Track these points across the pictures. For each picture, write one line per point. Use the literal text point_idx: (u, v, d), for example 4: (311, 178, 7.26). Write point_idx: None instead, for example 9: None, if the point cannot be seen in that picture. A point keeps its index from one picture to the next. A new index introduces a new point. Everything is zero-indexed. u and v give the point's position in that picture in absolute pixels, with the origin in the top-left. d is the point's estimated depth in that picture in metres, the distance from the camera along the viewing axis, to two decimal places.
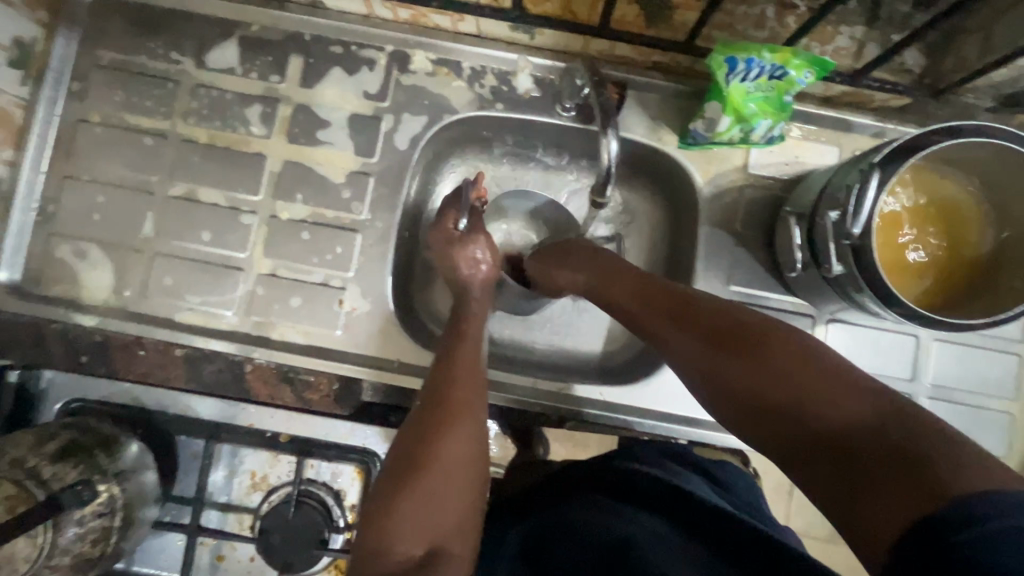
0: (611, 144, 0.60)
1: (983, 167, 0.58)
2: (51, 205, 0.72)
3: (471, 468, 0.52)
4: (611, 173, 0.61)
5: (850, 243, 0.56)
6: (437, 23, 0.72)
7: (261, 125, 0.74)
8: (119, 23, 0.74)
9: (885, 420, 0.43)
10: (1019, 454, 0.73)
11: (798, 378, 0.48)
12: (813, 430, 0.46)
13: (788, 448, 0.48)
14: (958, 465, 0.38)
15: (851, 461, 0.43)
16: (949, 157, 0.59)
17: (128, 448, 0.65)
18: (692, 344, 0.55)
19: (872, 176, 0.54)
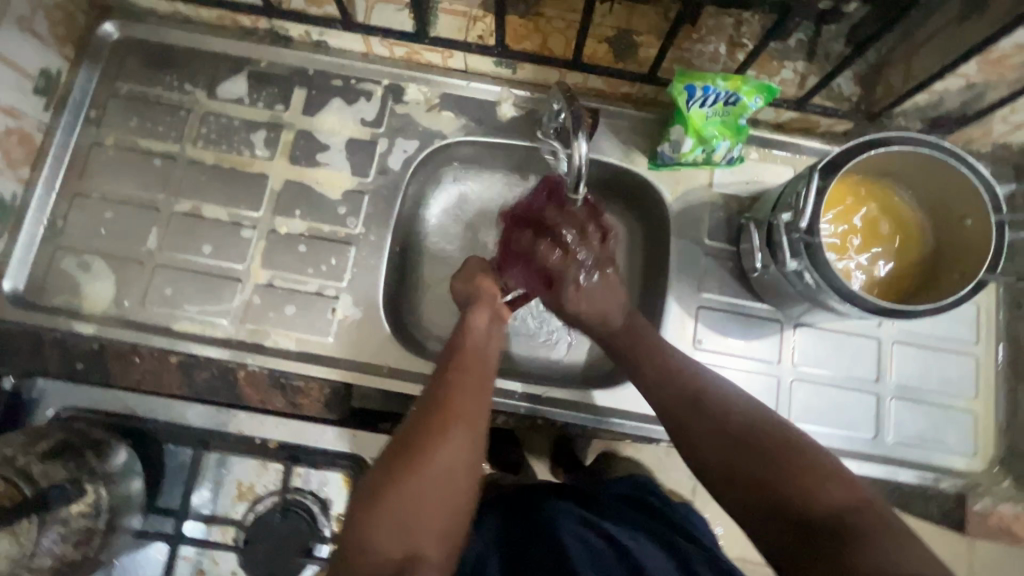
0: (582, 147, 0.64)
1: (912, 176, 0.65)
2: (60, 221, 0.76)
3: (453, 490, 0.53)
4: (583, 172, 0.65)
5: (800, 237, 0.61)
6: (429, 59, 0.81)
7: (265, 148, 0.80)
8: (139, 60, 0.81)
9: (846, 506, 0.49)
10: (985, 451, 0.76)
11: (777, 455, 0.53)
12: (778, 500, 0.51)
13: (752, 508, 0.52)
14: (886, 554, 0.45)
15: (807, 540, 0.49)
16: (880, 170, 0.66)
17: (117, 453, 0.66)
18: (685, 408, 0.59)
19: (814, 179, 0.59)
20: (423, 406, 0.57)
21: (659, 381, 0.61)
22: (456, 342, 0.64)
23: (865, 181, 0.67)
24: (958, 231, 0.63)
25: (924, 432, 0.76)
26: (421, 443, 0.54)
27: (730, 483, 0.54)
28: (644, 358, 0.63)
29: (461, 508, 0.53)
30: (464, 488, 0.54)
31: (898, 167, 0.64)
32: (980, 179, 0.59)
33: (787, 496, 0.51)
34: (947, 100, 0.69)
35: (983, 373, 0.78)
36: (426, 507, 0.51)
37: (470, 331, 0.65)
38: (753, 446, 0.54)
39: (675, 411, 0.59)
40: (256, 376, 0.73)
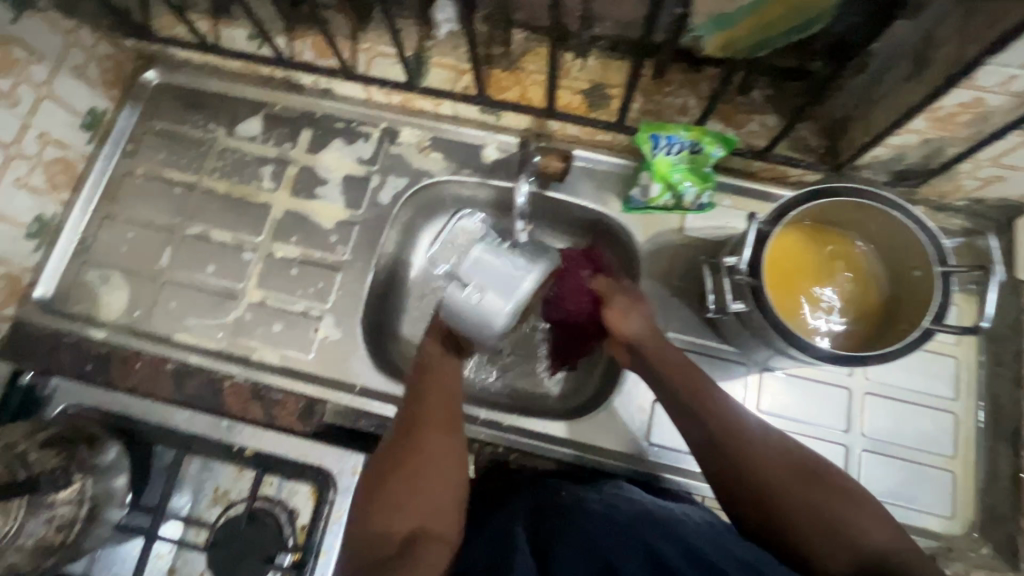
0: (522, 186, 0.75)
1: (861, 224, 0.67)
2: (89, 238, 0.87)
3: (447, 492, 0.63)
4: (525, 208, 0.77)
5: (741, 279, 0.63)
6: (422, 106, 0.89)
7: (271, 181, 0.89)
8: (172, 102, 0.93)
9: (889, 537, 0.56)
10: (964, 514, 0.72)
11: (828, 489, 0.58)
12: (837, 534, 0.56)
13: (812, 545, 0.56)
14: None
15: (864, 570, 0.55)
16: (829, 218, 0.68)
17: (108, 450, 0.71)
18: (746, 454, 0.60)
19: (753, 223, 0.61)
20: (405, 432, 0.66)
21: (724, 433, 0.61)
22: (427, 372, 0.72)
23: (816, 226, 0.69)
24: (910, 278, 0.65)
25: (897, 489, 0.73)
26: (405, 474, 0.63)
27: (793, 525, 0.57)
28: (707, 405, 0.63)
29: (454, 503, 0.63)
30: (456, 488, 0.64)
31: (849, 215, 0.66)
32: (922, 228, 0.60)
33: (842, 530, 0.56)
34: (907, 154, 0.70)
35: (964, 431, 0.75)
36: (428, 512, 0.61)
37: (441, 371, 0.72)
38: (812, 488, 0.58)
39: (734, 453, 0.60)
40: (240, 386, 0.80)
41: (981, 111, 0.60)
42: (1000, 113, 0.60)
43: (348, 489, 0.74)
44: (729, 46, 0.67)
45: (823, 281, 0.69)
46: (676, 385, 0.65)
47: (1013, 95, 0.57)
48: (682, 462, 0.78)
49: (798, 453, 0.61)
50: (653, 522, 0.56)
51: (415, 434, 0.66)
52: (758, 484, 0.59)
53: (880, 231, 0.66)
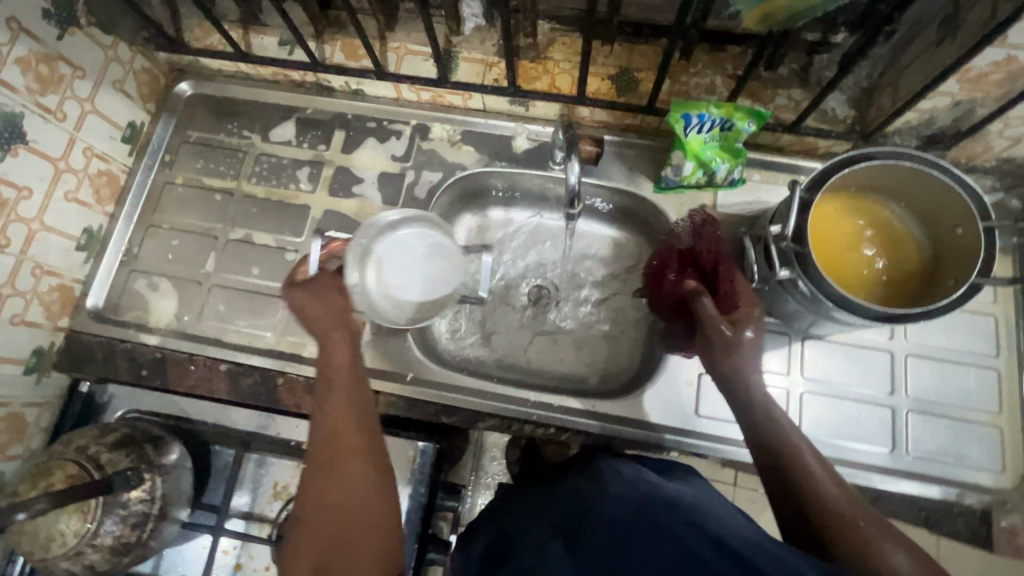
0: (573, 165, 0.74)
1: (896, 189, 0.69)
2: (135, 248, 0.89)
3: (376, 488, 0.61)
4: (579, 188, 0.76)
5: (788, 246, 0.65)
6: (451, 101, 0.91)
7: (308, 183, 0.91)
8: (206, 112, 0.95)
9: None
10: (1013, 469, 0.73)
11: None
12: None
13: None
14: None
15: None
16: (864, 185, 0.69)
17: (172, 450, 0.73)
18: (844, 523, 0.55)
19: (798, 190, 0.63)
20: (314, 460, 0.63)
21: (825, 504, 0.57)
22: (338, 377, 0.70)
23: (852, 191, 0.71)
24: (951, 237, 0.66)
25: (944, 448, 0.75)
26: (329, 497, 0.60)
27: None
28: (812, 474, 0.59)
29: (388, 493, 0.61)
30: (382, 483, 0.62)
31: (887, 180, 0.67)
32: (961, 189, 0.62)
33: None
34: (937, 118, 0.72)
35: (1007, 387, 0.76)
36: (366, 516, 0.59)
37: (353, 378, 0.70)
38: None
39: (834, 520, 0.55)
40: (294, 382, 0.81)
41: (1012, 69, 0.62)
42: None
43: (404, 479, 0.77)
44: (765, 19, 0.68)
45: (861, 245, 0.71)
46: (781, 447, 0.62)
47: None
48: (727, 434, 0.79)
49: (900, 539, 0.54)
50: (672, 513, 0.52)
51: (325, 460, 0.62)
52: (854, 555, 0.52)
53: (917, 194, 0.67)
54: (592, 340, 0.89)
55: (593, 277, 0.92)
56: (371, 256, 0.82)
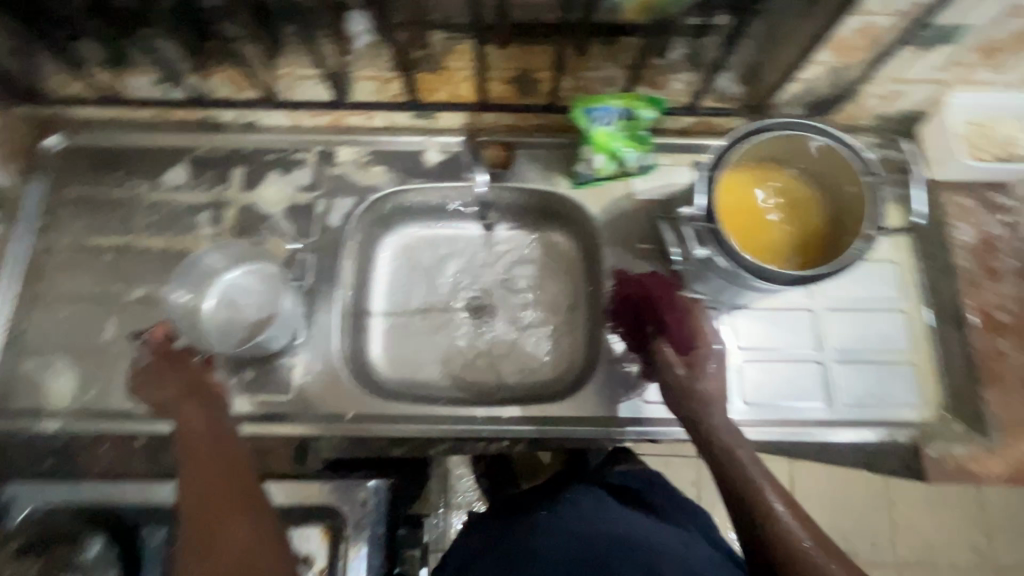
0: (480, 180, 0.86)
1: (792, 155, 0.72)
2: (19, 326, 0.80)
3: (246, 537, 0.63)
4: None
5: (705, 226, 0.67)
6: (354, 122, 0.88)
7: (211, 227, 0.85)
8: (84, 165, 0.87)
9: None
10: (932, 400, 0.79)
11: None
12: None
13: None
14: None
15: None
16: (764, 155, 0.72)
17: (90, 547, 0.68)
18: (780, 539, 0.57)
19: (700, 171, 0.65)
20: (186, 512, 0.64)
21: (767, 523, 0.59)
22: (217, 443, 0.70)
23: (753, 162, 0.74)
24: (845, 194, 0.70)
25: (870, 392, 0.79)
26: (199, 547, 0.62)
27: None
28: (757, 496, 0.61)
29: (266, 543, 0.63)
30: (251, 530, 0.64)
31: (783, 147, 0.71)
32: (849, 148, 0.66)
33: None
34: (815, 87, 0.77)
35: (915, 326, 0.82)
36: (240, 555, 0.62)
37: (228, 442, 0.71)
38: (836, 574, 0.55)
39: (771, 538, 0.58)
40: None
41: (874, 34, 0.67)
42: (889, 31, 0.66)
43: (363, 520, 0.72)
44: (648, 7, 0.70)
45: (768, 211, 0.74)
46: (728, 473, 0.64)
47: (897, 14, 0.63)
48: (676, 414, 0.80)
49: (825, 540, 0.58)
50: (625, 549, 0.66)
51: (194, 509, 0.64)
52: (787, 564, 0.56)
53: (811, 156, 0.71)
54: (534, 343, 0.89)
55: (527, 281, 0.92)
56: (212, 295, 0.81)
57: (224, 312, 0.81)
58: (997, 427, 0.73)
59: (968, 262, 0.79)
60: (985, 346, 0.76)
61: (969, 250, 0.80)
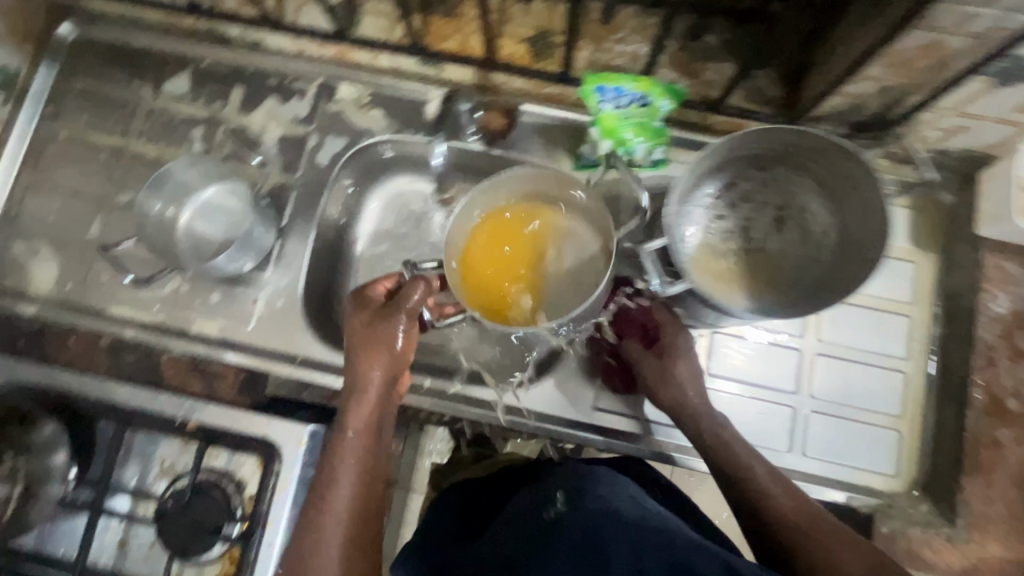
0: (436, 145, 0.81)
1: (834, 167, 0.63)
2: (16, 207, 0.83)
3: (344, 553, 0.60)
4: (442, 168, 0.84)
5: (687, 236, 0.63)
6: (359, 58, 0.82)
7: (202, 143, 0.83)
8: (93, 58, 0.86)
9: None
10: (907, 473, 0.72)
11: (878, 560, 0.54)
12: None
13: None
14: None
15: None
16: (792, 142, 0.63)
17: (45, 427, 0.73)
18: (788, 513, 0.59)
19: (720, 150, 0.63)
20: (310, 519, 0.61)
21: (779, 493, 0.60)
22: (349, 399, 0.67)
23: (793, 170, 0.67)
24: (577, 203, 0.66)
25: (841, 449, 0.73)
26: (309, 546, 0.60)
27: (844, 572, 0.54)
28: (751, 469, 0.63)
29: (361, 540, 0.62)
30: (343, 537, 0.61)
31: (820, 145, 0.61)
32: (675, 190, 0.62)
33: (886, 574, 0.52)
34: (866, 104, 0.66)
35: (913, 392, 0.74)
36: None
37: (334, 485, 0.63)
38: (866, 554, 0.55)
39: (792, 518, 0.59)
40: (179, 360, 0.79)
41: (939, 57, 0.56)
42: (961, 56, 0.55)
43: (295, 459, 0.75)
44: None
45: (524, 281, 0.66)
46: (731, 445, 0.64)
47: (971, 37, 0.53)
48: (628, 427, 0.76)
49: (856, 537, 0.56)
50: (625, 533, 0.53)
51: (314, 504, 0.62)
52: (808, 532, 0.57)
53: (858, 170, 0.60)
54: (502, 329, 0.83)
55: None
56: (184, 204, 0.79)
57: (201, 227, 0.80)
58: (963, 517, 0.67)
59: (991, 336, 0.70)
60: (980, 431, 0.68)
61: (998, 324, 0.70)
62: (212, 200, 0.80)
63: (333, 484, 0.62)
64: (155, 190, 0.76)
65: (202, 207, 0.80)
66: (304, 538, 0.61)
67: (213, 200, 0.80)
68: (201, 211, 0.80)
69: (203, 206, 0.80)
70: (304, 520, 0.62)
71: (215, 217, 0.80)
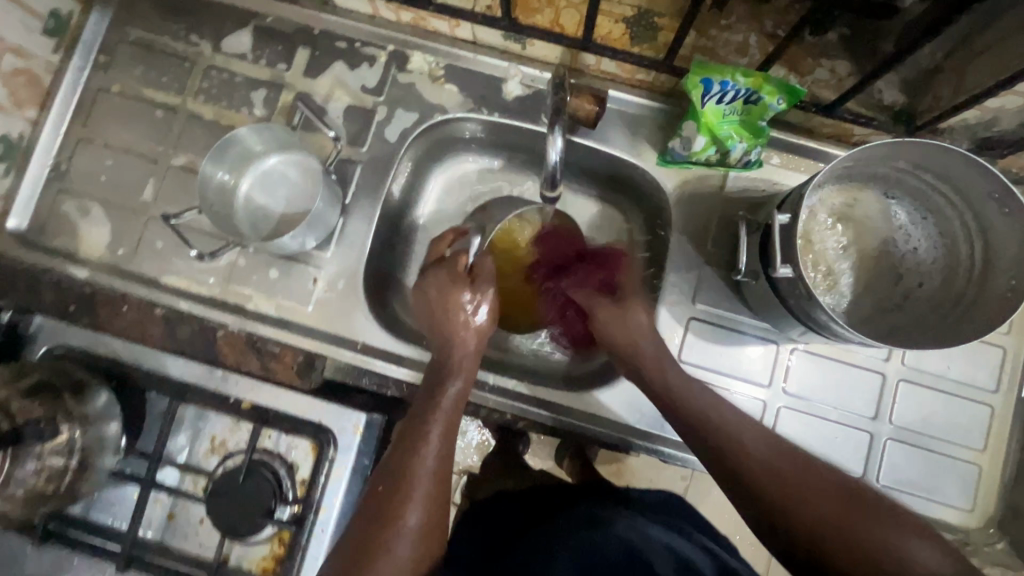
0: (556, 142, 0.61)
1: (977, 197, 0.61)
2: (65, 163, 0.78)
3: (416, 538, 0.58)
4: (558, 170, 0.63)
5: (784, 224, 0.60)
6: (437, 27, 0.77)
7: (263, 108, 0.78)
8: (149, 6, 0.80)
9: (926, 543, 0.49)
10: (982, 508, 0.70)
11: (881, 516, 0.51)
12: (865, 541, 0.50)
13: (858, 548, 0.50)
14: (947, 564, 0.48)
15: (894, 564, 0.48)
16: (943, 170, 0.61)
17: (97, 397, 0.68)
18: (768, 462, 0.57)
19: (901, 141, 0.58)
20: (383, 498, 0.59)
21: (766, 453, 0.57)
22: (432, 379, 0.69)
23: (913, 193, 0.67)
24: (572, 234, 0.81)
25: (918, 480, 0.71)
26: (380, 521, 0.58)
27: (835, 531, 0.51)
28: (733, 427, 0.60)
29: (432, 524, 0.60)
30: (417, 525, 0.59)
31: (978, 188, 0.60)
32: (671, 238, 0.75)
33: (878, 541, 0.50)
34: (1001, 119, 0.61)
35: (998, 427, 0.71)
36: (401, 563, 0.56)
37: (418, 454, 0.62)
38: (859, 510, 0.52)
39: (782, 472, 0.56)
40: (235, 338, 0.75)
41: None
42: None
43: (350, 446, 0.73)
44: None
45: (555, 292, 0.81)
46: (707, 409, 0.62)
47: None
48: None
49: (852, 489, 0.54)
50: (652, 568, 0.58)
51: (388, 485, 0.60)
52: (790, 480, 0.55)
53: (994, 218, 0.61)
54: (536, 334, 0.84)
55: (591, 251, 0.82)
56: (243, 172, 0.75)
57: (260, 197, 0.76)
58: None
59: None
60: None
61: None
62: (274, 170, 0.76)
63: (410, 475, 0.61)
64: (216, 157, 0.71)
65: (261, 176, 0.76)
66: (379, 519, 0.58)
67: (274, 170, 0.76)
68: (260, 180, 0.76)
69: (263, 175, 0.76)
70: (372, 504, 0.60)
71: (277, 187, 0.76)
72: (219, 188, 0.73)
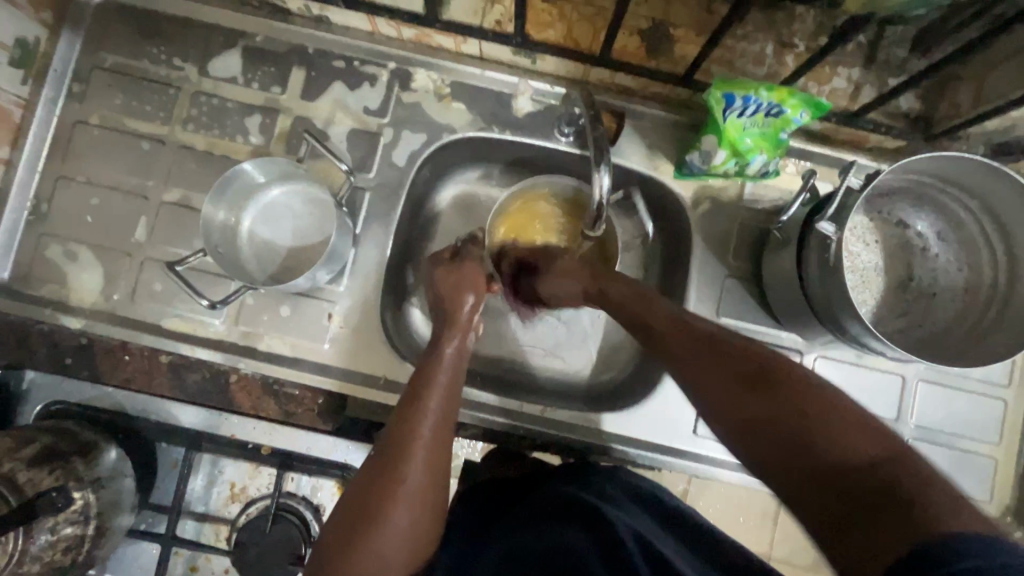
0: (602, 179, 0.63)
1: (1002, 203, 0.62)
2: (44, 204, 0.72)
3: (410, 511, 0.50)
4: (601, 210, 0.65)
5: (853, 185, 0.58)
6: (440, 43, 0.73)
7: (259, 135, 0.74)
8: (123, 28, 0.74)
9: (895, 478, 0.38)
10: (1000, 498, 0.73)
11: (861, 468, 0.39)
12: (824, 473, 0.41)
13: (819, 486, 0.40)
14: (926, 504, 0.36)
15: (872, 511, 0.37)
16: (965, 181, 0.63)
17: (106, 455, 0.65)
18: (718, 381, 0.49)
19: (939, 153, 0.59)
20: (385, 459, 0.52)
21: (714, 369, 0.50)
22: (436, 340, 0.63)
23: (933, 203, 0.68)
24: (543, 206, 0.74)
25: None
26: (379, 486, 0.50)
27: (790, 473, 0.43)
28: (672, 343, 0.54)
29: (434, 497, 0.52)
30: (417, 492, 0.50)
31: (1003, 196, 0.61)
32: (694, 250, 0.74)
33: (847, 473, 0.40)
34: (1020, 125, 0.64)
35: (1012, 419, 0.74)
36: (397, 540, 0.48)
37: (427, 413, 0.55)
38: (842, 438, 0.41)
39: (735, 395, 0.48)
40: (249, 382, 0.72)
41: None
42: None
43: None
44: None
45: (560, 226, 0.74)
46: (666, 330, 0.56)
47: None
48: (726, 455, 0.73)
49: (801, 395, 0.45)
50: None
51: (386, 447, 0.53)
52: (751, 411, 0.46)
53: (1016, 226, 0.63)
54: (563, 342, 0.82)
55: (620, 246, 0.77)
56: (243, 208, 0.72)
57: (264, 231, 0.73)
58: None
59: None
60: None
61: None
62: (276, 203, 0.73)
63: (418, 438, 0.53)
64: (218, 195, 0.67)
65: (262, 211, 0.73)
66: (377, 480, 0.50)
67: (276, 202, 0.73)
68: (263, 214, 0.73)
69: (263, 210, 0.73)
70: (371, 468, 0.52)
71: (279, 221, 0.73)
72: (219, 225, 0.69)
